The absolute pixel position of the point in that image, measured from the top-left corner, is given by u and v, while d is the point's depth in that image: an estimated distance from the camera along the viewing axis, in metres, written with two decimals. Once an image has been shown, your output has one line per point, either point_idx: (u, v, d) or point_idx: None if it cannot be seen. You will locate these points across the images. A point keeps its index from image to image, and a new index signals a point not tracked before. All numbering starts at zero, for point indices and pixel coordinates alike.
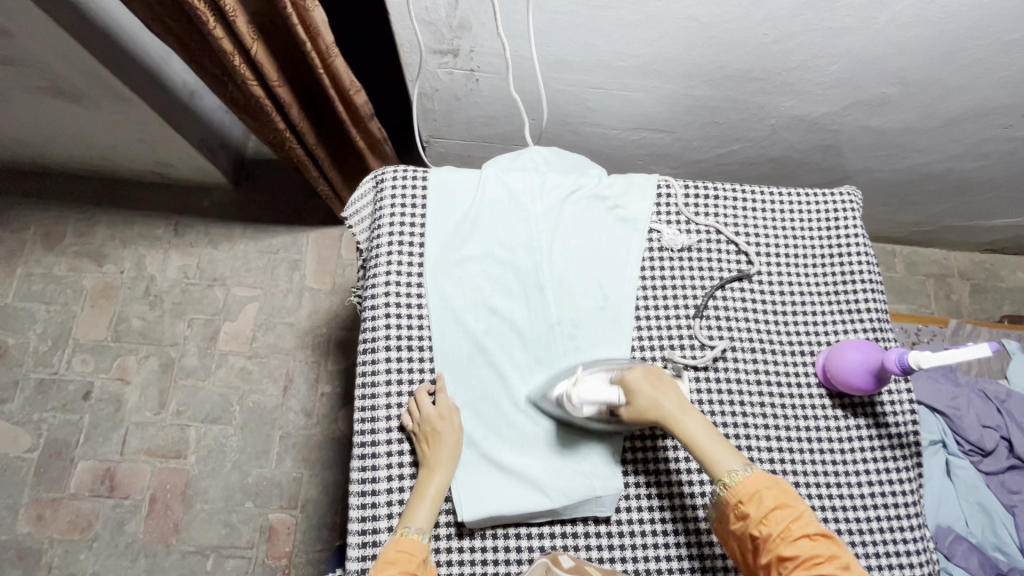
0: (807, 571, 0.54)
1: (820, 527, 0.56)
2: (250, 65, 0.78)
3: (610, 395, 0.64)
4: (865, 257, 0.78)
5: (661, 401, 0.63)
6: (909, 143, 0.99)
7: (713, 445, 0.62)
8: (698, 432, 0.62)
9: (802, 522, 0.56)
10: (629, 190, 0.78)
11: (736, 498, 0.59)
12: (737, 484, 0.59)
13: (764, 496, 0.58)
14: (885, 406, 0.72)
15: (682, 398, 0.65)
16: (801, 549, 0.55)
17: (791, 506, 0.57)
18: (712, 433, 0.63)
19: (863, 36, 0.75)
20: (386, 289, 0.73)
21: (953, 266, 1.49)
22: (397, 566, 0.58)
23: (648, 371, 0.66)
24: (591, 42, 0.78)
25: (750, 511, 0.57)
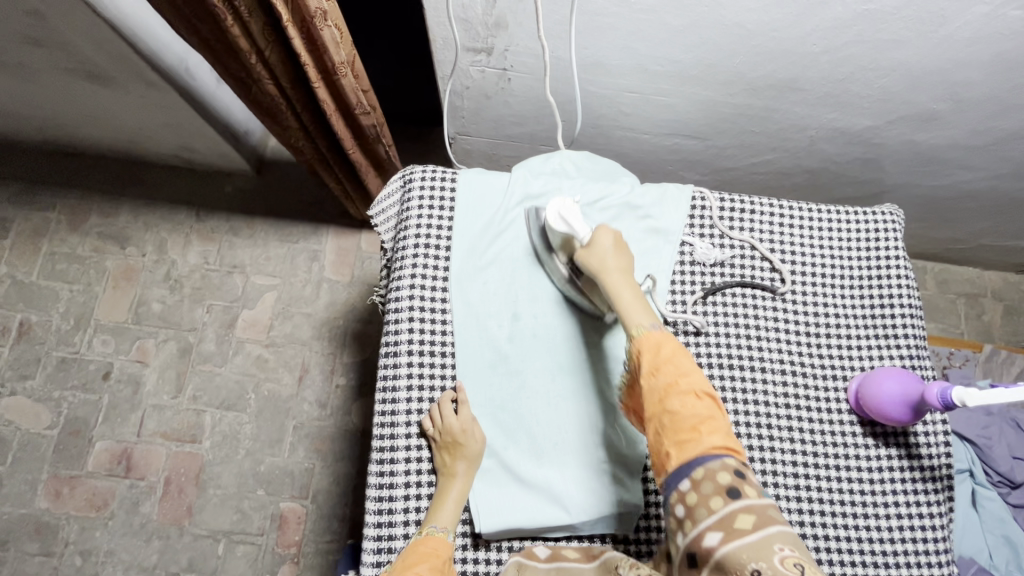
0: (693, 435, 0.55)
1: (712, 394, 0.58)
2: (265, 67, 0.77)
3: (578, 228, 0.68)
4: (906, 281, 0.75)
5: (610, 256, 0.66)
6: (954, 160, 0.96)
7: (633, 307, 0.63)
8: (624, 292, 0.64)
9: (692, 387, 0.57)
10: (662, 202, 0.76)
11: (638, 349, 0.61)
12: (642, 337, 0.61)
13: (663, 355, 0.59)
14: (919, 437, 0.70)
15: (631, 270, 0.66)
16: (688, 410, 0.56)
17: (681, 370, 0.58)
18: (640, 299, 0.64)
19: (918, 49, 0.71)
20: (410, 292, 0.72)
21: (986, 286, 1.44)
22: (425, 562, 0.58)
23: (618, 232, 0.68)
24: (630, 45, 0.76)
25: (647, 370, 0.59)
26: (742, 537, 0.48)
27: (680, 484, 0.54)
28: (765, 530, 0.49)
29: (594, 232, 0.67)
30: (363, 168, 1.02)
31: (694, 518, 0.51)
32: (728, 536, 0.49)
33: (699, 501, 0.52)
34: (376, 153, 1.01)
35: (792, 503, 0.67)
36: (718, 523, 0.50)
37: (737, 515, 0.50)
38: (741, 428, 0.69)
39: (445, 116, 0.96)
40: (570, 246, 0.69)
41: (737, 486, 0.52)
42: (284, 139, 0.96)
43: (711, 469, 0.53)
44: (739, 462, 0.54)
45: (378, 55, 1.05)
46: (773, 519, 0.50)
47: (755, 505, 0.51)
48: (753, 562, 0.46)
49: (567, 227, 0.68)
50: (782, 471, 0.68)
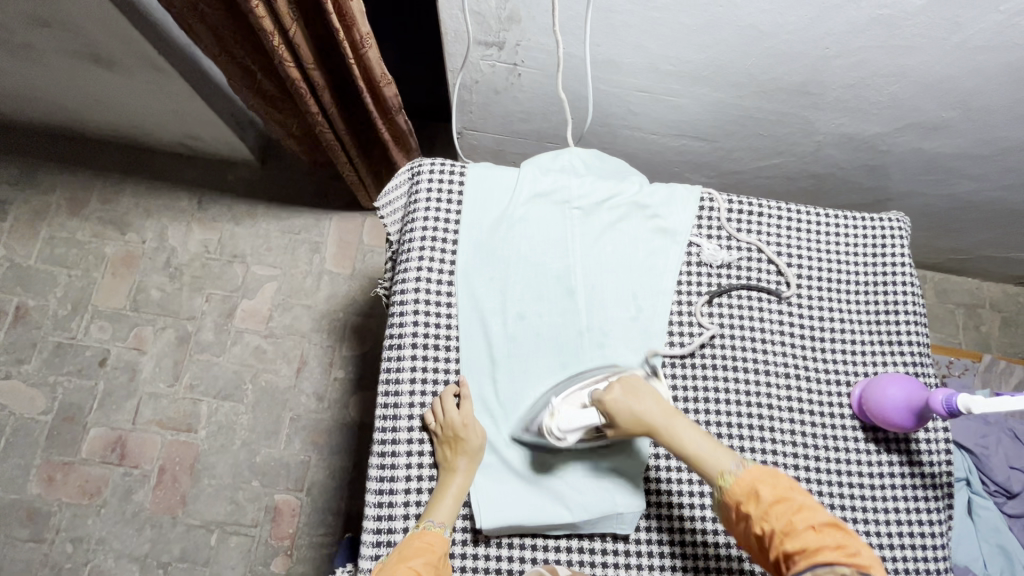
0: (814, 565, 0.52)
1: (829, 518, 0.54)
2: (289, 48, 0.76)
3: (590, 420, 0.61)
4: (911, 288, 0.75)
5: (643, 417, 0.61)
6: (960, 169, 0.96)
7: (709, 456, 0.59)
8: (690, 446, 0.60)
9: (805, 509, 0.54)
10: (670, 201, 0.76)
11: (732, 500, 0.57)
12: (733, 484, 0.57)
13: (761, 490, 0.56)
14: (920, 443, 0.70)
15: (668, 410, 0.62)
16: (806, 541, 0.53)
17: (790, 498, 0.55)
18: (699, 438, 0.61)
19: (930, 56, 0.71)
20: (415, 284, 0.71)
21: (985, 297, 1.45)
22: (421, 556, 0.58)
23: (623, 382, 0.63)
24: (642, 43, 0.76)
25: (749, 510, 0.56)
26: None
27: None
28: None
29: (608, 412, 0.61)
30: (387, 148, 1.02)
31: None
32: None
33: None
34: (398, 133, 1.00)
35: None
36: None
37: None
38: (743, 430, 0.69)
39: (454, 110, 0.95)
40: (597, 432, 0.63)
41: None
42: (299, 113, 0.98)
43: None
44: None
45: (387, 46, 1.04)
46: None
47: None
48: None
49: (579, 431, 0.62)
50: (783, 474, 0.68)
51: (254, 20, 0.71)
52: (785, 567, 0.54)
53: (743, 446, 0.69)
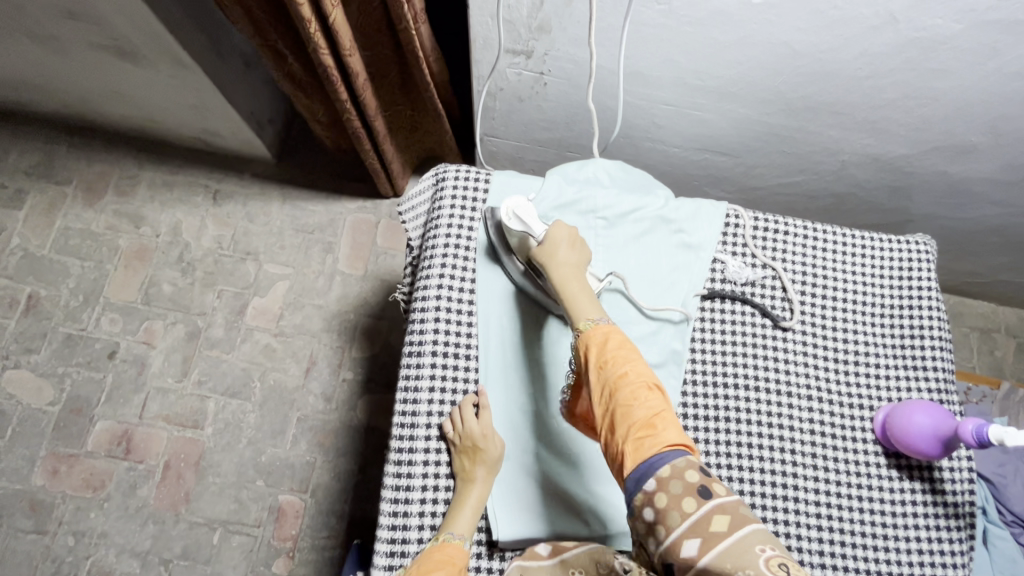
0: (648, 430, 0.51)
1: (656, 380, 0.54)
2: (325, 35, 0.78)
3: (533, 226, 0.66)
4: (937, 313, 0.74)
5: (562, 250, 0.64)
6: (985, 194, 0.95)
7: (584, 301, 0.61)
8: (573, 285, 0.62)
9: (641, 378, 0.54)
10: (695, 216, 0.75)
11: (586, 344, 0.58)
12: (589, 330, 0.58)
13: (608, 343, 0.57)
14: (944, 472, 0.69)
15: (583, 267, 0.64)
16: (636, 400, 0.52)
17: (622, 360, 0.55)
18: (587, 292, 0.62)
19: (964, 81, 0.71)
20: (438, 290, 0.71)
21: (1000, 322, 1.43)
22: (442, 569, 0.56)
23: (572, 228, 0.67)
24: (672, 57, 0.75)
25: (591, 361, 0.56)
26: (720, 541, 0.44)
27: (644, 485, 0.49)
28: (744, 531, 0.44)
29: (550, 228, 0.65)
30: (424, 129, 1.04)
31: (666, 523, 0.46)
32: (707, 541, 0.44)
33: (670, 502, 0.47)
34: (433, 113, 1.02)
35: (813, 531, 0.66)
36: (693, 528, 0.45)
37: (713, 517, 0.45)
38: (764, 452, 0.68)
39: (477, 117, 0.95)
40: (526, 247, 0.67)
41: (705, 484, 0.47)
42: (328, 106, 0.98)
43: (676, 466, 0.48)
44: (696, 459, 0.50)
45: None
46: (747, 518, 0.45)
47: (727, 503, 0.46)
48: (738, 570, 0.41)
49: (523, 226, 0.66)
50: (804, 498, 0.67)
51: (293, 8, 0.72)
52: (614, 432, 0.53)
53: (764, 468, 0.67)
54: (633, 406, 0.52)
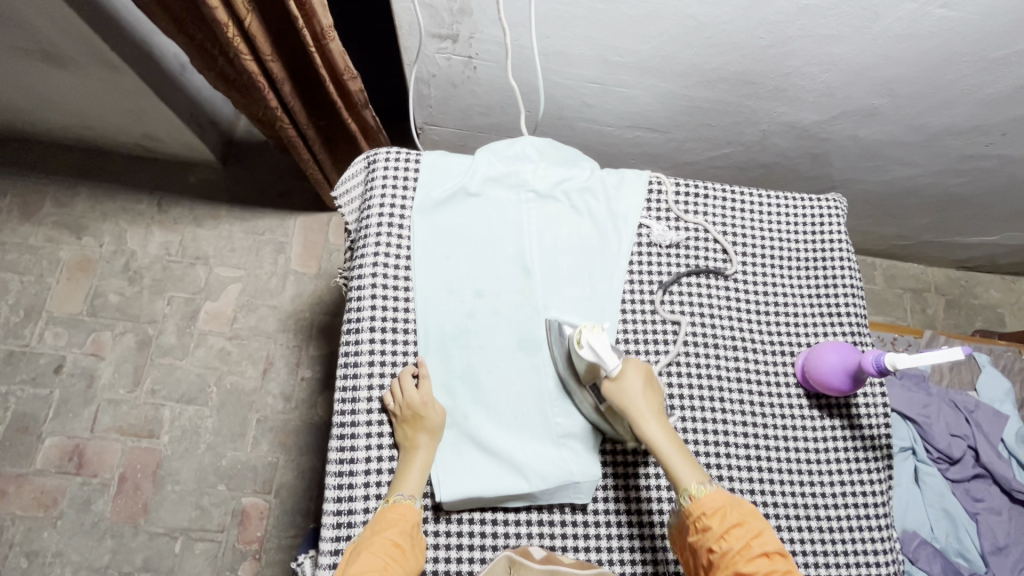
0: None
1: (777, 545, 0.59)
2: (245, 39, 0.78)
3: (609, 359, 0.63)
4: (848, 263, 0.79)
5: (641, 399, 0.64)
6: (894, 155, 1.02)
7: (682, 463, 0.62)
8: (667, 445, 0.63)
9: (761, 543, 0.58)
10: (619, 184, 0.79)
11: (699, 511, 0.60)
12: (703, 496, 0.60)
13: (728, 512, 0.59)
14: (860, 408, 0.74)
15: (661, 411, 0.66)
16: (758, 567, 0.56)
17: (749, 523, 0.59)
18: (676, 443, 0.64)
19: (856, 45, 0.77)
20: (373, 268, 0.72)
21: (930, 281, 1.52)
22: (395, 526, 0.59)
23: (644, 365, 0.67)
24: (589, 35, 0.79)
25: (712, 526, 0.59)
26: None
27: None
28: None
29: (628, 373, 0.65)
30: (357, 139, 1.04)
31: None
32: None
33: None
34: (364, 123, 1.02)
35: (741, 471, 0.70)
36: None
37: None
38: (695, 401, 0.72)
39: (412, 104, 0.97)
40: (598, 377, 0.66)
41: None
42: (255, 111, 0.98)
43: None
44: None
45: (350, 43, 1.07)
46: None
47: None
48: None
49: (597, 358, 0.63)
50: (733, 443, 0.71)
51: (209, 12, 0.71)
52: None
53: (694, 417, 0.71)
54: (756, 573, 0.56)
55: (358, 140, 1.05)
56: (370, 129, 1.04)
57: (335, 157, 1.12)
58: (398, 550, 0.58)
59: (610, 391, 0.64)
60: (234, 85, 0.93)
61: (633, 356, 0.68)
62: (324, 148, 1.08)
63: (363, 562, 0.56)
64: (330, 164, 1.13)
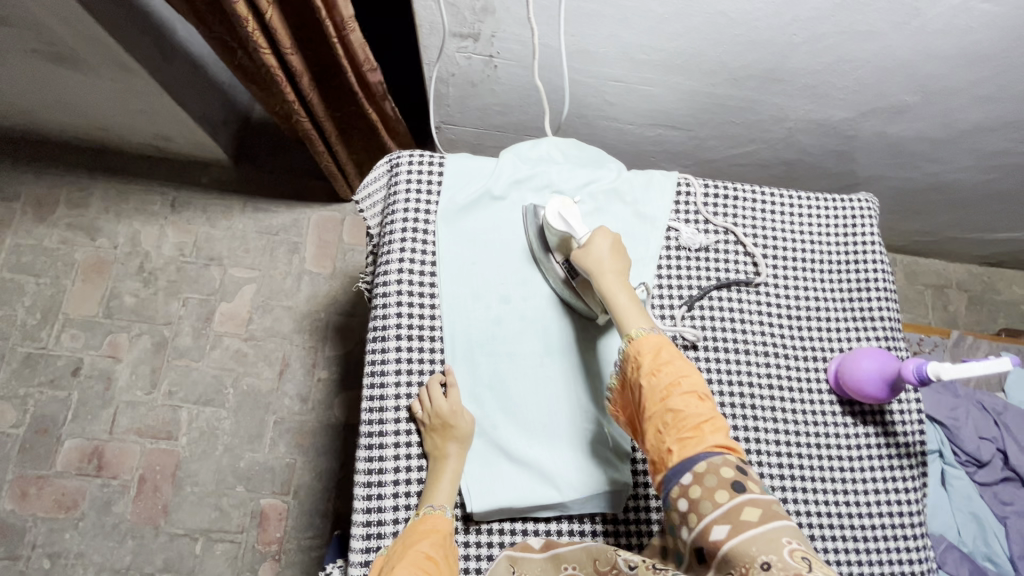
0: (694, 431, 0.54)
1: (709, 388, 0.58)
2: (264, 34, 0.77)
3: (578, 228, 0.68)
4: (881, 265, 0.78)
5: (605, 258, 0.65)
6: (923, 152, 0.99)
7: (630, 309, 0.62)
8: (620, 293, 0.63)
9: (693, 386, 0.56)
10: (647, 186, 0.77)
11: (636, 351, 0.60)
12: (641, 337, 0.60)
13: (663, 352, 0.59)
14: (894, 414, 0.72)
15: (627, 274, 0.66)
16: (685, 403, 0.55)
17: (682, 366, 0.58)
18: (634, 301, 0.63)
19: (892, 41, 0.74)
20: (398, 275, 0.71)
21: (952, 278, 1.50)
22: (427, 539, 0.58)
23: (614, 236, 0.67)
24: (616, 32, 0.77)
25: (645, 365, 0.58)
26: (749, 529, 0.48)
27: (681, 478, 0.53)
28: (774, 523, 0.48)
29: (593, 232, 0.67)
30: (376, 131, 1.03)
31: (699, 511, 0.51)
32: (736, 528, 0.48)
33: (703, 493, 0.51)
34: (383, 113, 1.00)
35: (775, 481, 0.69)
36: (724, 516, 0.50)
37: (744, 509, 0.49)
38: (726, 409, 0.71)
39: (430, 104, 0.95)
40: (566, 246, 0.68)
41: (740, 479, 0.51)
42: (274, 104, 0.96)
43: (713, 463, 0.52)
44: (737, 458, 0.54)
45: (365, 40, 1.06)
46: (778, 513, 0.49)
47: (760, 498, 0.50)
48: (761, 554, 0.46)
49: (567, 227, 0.68)
50: (765, 451, 0.70)
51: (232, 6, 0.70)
52: (662, 428, 0.56)
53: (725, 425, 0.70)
54: (681, 407, 0.55)
55: (377, 132, 1.03)
56: (388, 121, 1.03)
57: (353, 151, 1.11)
58: (432, 562, 0.57)
59: (574, 250, 0.67)
60: (250, 77, 0.90)
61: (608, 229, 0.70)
62: (340, 140, 1.06)
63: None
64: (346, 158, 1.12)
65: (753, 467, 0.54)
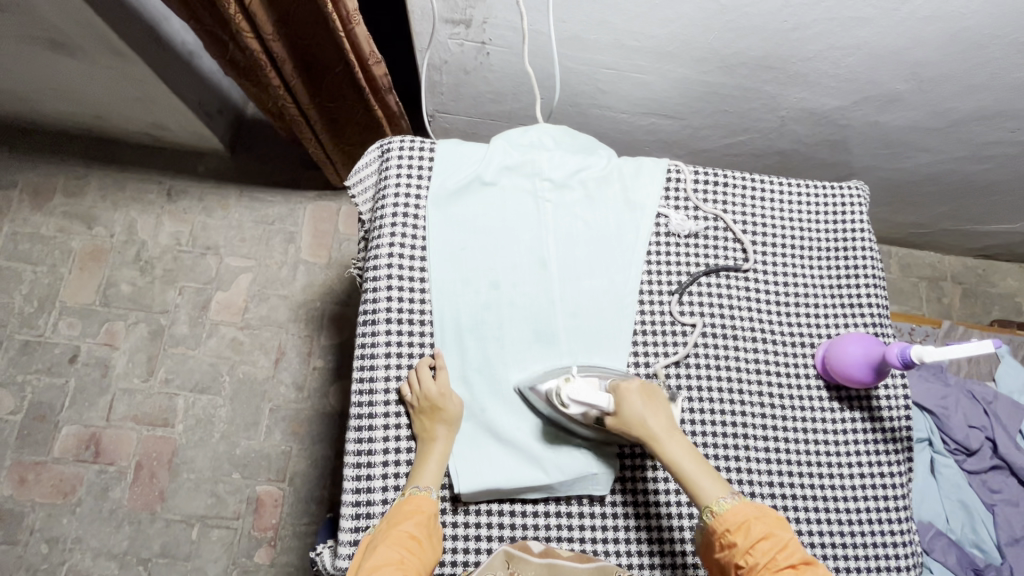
0: None
1: (806, 554, 0.56)
2: (246, 17, 0.76)
3: (598, 400, 0.62)
4: (870, 253, 0.78)
5: (648, 423, 0.62)
6: (916, 142, 0.99)
7: (704, 479, 0.60)
8: (688, 464, 0.61)
9: (789, 552, 0.55)
10: (637, 172, 0.78)
11: (723, 527, 0.58)
12: (725, 512, 0.58)
13: (752, 525, 0.57)
14: (881, 400, 0.73)
15: (673, 426, 0.63)
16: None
17: (776, 535, 0.56)
18: (698, 460, 0.62)
19: (882, 27, 0.74)
20: (388, 258, 0.72)
21: (946, 270, 1.50)
22: (411, 518, 0.59)
23: (639, 382, 0.65)
24: (607, 18, 0.77)
25: (737, 541, 0.57)
26: None
27: None
28: None
29: (619, 404, 0.63)
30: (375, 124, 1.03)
31: None
32: None
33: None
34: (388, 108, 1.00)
35: (759, 465, 0.70)
36: None
37: None
38: (713, 393, 0.71)
39: (423, 91, 0.95)
40: (593, 418, 0.64)
41: None
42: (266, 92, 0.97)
43: None
44: None
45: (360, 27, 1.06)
46: None
47: None
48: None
49: (586, 405, 0.63)
50: (750, 435, 0.70)
51: None
52: None
53: (712, 409, 0.71)
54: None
55: (378, 126, 1.03)
56: (393, 115, 1.03)
57: (339, 143, 1.10)
58: (415, 542, 0.58)
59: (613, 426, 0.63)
60: (240, 70, 0.92)
61: (625, 378, 0.65)
62: (329, 132, 1.06)
63: (381, 556, 0.56)
64: (334, 149, 1.12)
65: None
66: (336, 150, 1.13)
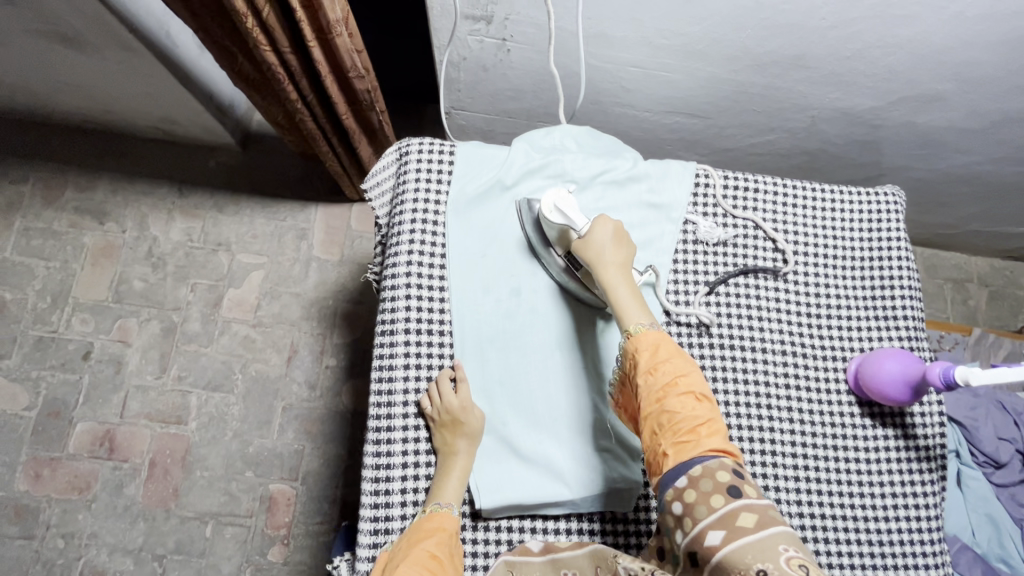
0: (690, 435, 0.55)
1: (704, 388, 0.58)
2: (263, 31, 0.72)
3: (575, 219, 0.65)
4: (906, 263, 0.75)
5: (608, 250, 0.63)
6: (953, 143, 0.95)
7: (628, 306, 0.61)
8: (620, 287, 0.62)
9: (693, 388, 0.57)
10: (665, 176, 0.75)
11: (635, 348, 0.59)
12: (639, 334, 0.59)
13: (660, 349, 0.59)
14: (915, 417, 0.70)
15: (629, 264, 0.64)
16: (682, 405, 0.56)
17: (677, 364, 0.58)
18: (637, 296, 0.63)
19: (928, 25, 0.70)
20: (407, 268, 0.69)
21: (973, 272, 1.46)
22: (432, 538, 0.58)
23: (618, 222, 0.66)
24: (635, 15, 0.73)
25: (642, 364, 0.58)
26: (744, 536, 0.48)
27: (676, 481, 0.53)
28: (769, 530, 0.48)
29: (593, 226, 0.64)
30: (357, 137, 1.00)
31: (694, 516, 0.51)
32: (731, 534, 0.49)
33: (698, 498, 0.52)
34: (370, 123, 0.98)
35: (789, 484, 0.67)
36: (720, 521, 0.50)
37: (739, 513, 0.50)
38: (742, 408, 0.69)
39: (441, 88, 0.92)
40: (567, 239, 0.66)
41: (736, 484, 0.52)
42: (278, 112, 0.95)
43: (709, 467, 0.53)
44: (734, 462, 0.54)
45: (374, 22, 1.03)
46: (774, 520, 0.50)
47: (756, 505, 0.51)
48: (757, 562, 0.46)
49: (567, 219, 0.65)
50: (780, 452, 0.68)
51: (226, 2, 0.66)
52: (656, 427, 0.56)
53: (741, 425, 0.68)
54: (680, 410, 0.55)
55: (359, 138, 1.00)
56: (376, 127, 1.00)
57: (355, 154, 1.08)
58: (435, 562, 0.56)
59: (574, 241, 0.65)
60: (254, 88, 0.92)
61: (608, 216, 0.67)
62: (343, 143, 1.03)
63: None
64: (349, 162, 1.09)
65: (750, 472, 0.54)
66: (350, 161, 1.09)
